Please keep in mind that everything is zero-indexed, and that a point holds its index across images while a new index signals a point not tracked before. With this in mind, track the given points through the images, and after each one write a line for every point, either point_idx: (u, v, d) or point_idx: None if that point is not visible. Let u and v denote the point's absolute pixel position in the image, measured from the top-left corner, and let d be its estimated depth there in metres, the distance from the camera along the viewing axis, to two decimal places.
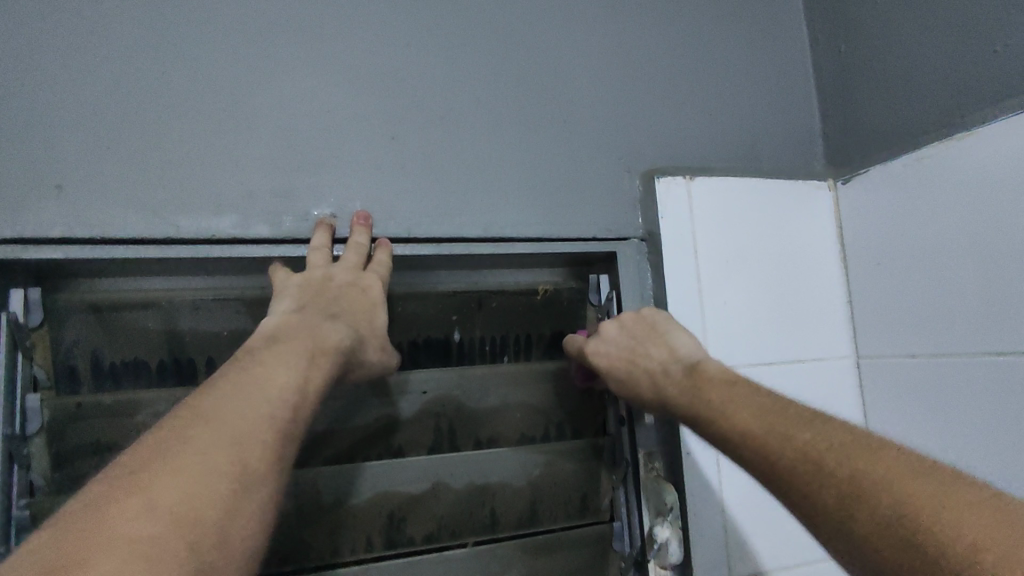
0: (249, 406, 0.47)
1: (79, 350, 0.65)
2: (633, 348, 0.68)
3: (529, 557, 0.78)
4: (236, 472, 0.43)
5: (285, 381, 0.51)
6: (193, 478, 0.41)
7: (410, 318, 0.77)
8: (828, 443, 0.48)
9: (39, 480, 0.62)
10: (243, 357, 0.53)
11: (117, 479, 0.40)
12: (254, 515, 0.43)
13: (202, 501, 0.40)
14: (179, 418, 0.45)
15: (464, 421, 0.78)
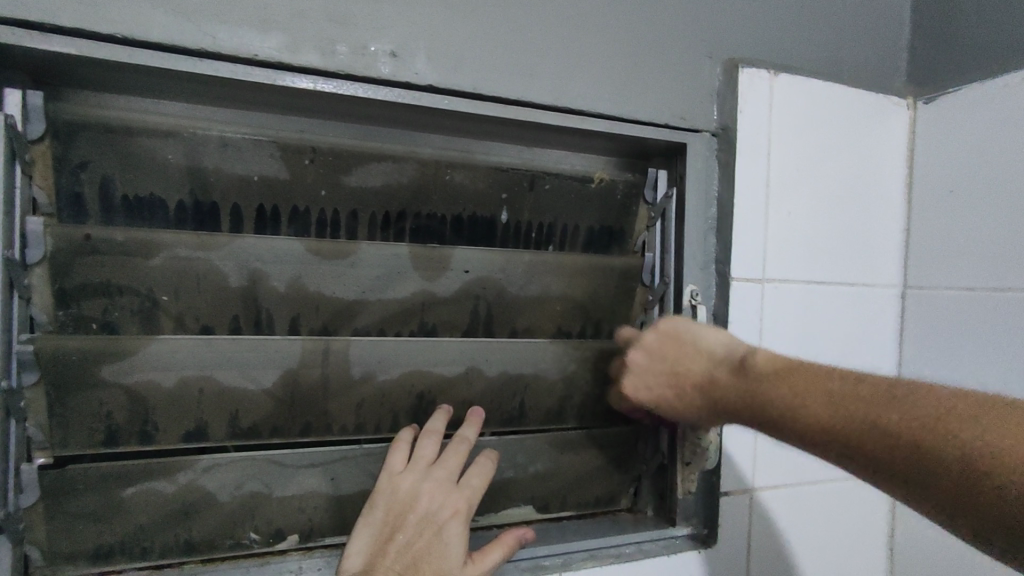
0: (404, 482, 0.59)
1: (87, 175, 0.56)
2: (670, 352, 0.63)
3: (553, 451, 0.76)
4: (411, 501, 0.57)
5: (426, 455, 0.61)
6: (392, 504, 0.58)
7: (458, 190, 0.70)
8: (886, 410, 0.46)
9: (41, 317, 0.55)
10: (381, 495, 0.58)
11: (363, 522, 0.58)
12: (427, 495, 0.58)
13: (401, 508, 0.57)
14: (378, 491, 0.59)
15: (503, 307, 0.73)
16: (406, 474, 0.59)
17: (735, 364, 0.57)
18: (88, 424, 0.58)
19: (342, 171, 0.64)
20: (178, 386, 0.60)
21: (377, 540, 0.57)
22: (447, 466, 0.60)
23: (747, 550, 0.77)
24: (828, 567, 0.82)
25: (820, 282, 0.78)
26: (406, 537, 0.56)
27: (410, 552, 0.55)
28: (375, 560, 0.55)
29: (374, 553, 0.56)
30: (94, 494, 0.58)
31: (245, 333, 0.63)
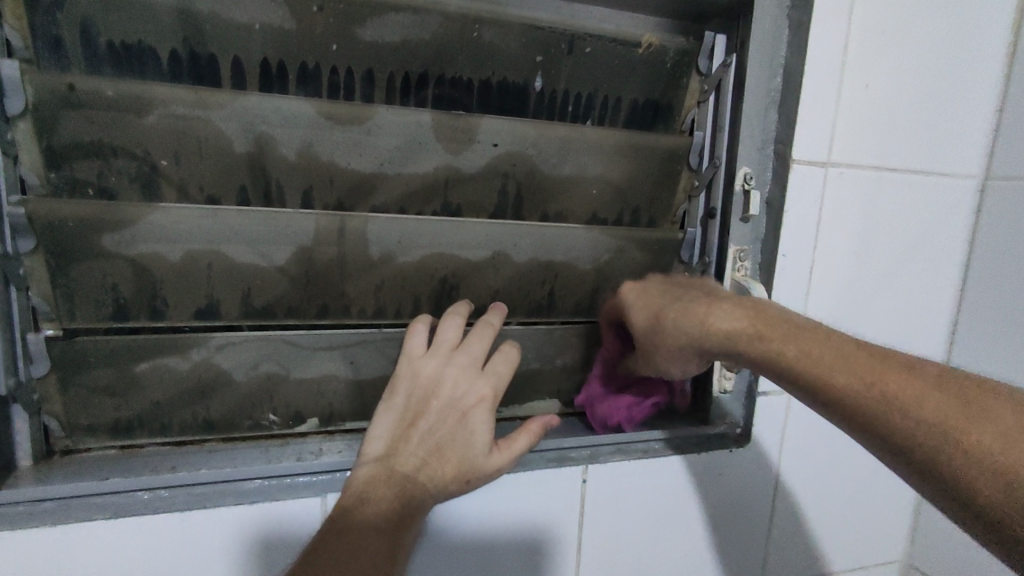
0: (422, 367, 0.55)
1: (64, 15, 0.49)
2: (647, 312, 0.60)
3: (582, 345, 0.72)
4: (433, 388, 0.54)
5: (448, 341, 0.57)
6: (411, 389, 0.54)
7: (487, 51, 0.61)
8: (887, 362, 0.47)
9: (32, 179, 0.51)
10: (399, 381, 0.55)
11: (382, 410, 0.54)
12: (451, 383, 0.54)
13: (422, 393, 0.54)
14: (398, 378, 0.55)
15: (533, 189, 0.66)
16: (425, 361, 0.55)
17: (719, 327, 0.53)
18: (94, 297, 0.55)
19: (355, 22, 0.56)
20: (184, 260, 0.56)
21: (398, 427, 0.53)
22: (469, 354, 0.56)
23: (777, 478, 0.72)
24: (852, 511, 0.77)
25: (891, 169, 0.69)
26: (429, 423, 0.53)
27: (433, 439, 0.52)
28: (395, 446, 0.52)
29: (395, 438, 0.52)
30: (107, 369, 0.56)
31: (254, 205, 0.57)
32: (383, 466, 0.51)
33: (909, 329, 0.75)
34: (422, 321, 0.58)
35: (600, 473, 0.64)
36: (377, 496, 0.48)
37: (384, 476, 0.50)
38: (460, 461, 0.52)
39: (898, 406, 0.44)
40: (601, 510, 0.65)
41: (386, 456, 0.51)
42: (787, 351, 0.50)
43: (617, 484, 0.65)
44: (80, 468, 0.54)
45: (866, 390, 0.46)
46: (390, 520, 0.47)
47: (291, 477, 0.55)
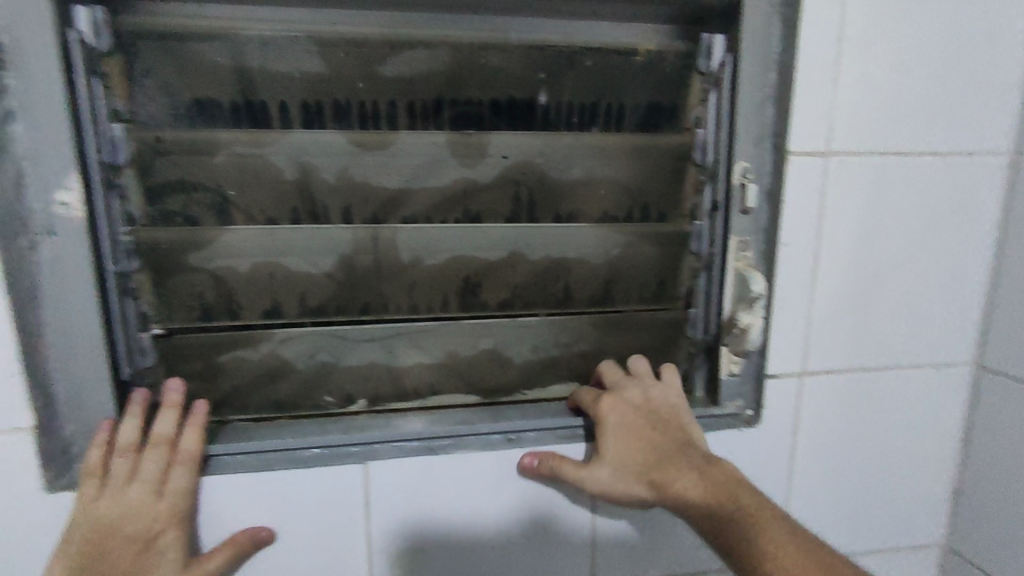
0: (130, 470, 0.59)
1: (152, 83, 0.62)
2: (661, 409, 0.68)
3: (599, 333, 0.78)
4: (154, 485, 0.59)
5: (126, 443, 0.60)
6: (114, 495, 0.58)
7: (494, 74, 0.68)
8: (743, 497, 0.62)
9: (138, 214, 0.65)
10: (100, 492, 0.58)
11: (88, 528, 0.57)
12: (160, 474, 0.60)
13: (121, 501, 0.58)
14: (99, 486, 0.59)
15: (545, 193, 0.73)
16: (135, 483, 0.59)
17: (680, 442, 0.66)
18: (186, 302, 0.68)
19: (377, 62, 0.66)
20: (251, 270, 0.69)
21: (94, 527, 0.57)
22: (181, 480, 0.60)
23: (790, 456, 0.76)
24: (868, 492, 0.80)
25: (899, 154, 0.70)
26: (134, 519, 0.58)
27: (124, 572, 0.57)
28: (118, 568, 0.56)
29: (77, 549, 0.57)
30: (198, 359, 0.70)
31: (304, 223, 0.69)
32: (61, 560, 0.57)
33: (929, 311, 0.75)
34: (133, 418, 0.61)
35: None
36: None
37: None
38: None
39: (755, 502, 0.61)
40: None
41: (111, 566, 0.56)
42: (754, 546, 0.58)
43: None
44: None
45: (722, 509, 0.61)
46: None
47: (341, 446, 0.68)
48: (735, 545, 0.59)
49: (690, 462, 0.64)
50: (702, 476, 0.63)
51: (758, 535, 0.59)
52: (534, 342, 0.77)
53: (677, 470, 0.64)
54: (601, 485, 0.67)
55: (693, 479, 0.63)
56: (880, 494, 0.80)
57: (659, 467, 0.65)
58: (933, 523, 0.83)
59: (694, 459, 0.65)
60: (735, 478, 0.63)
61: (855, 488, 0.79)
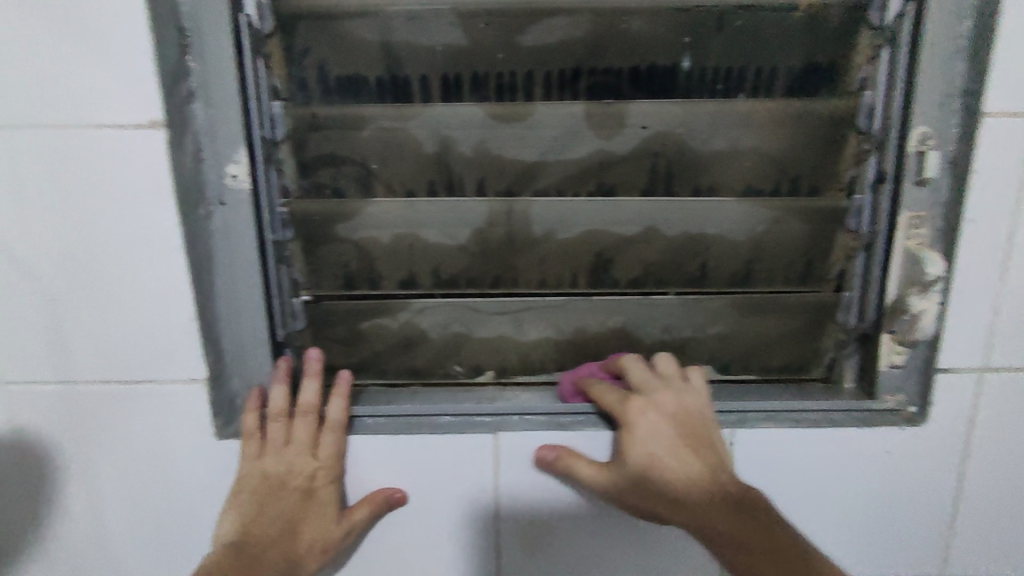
0: (297, 436, 0.65)
1: (308, 61, 0.65)
2: (694, 425, 0.65)
3: (737, 315, 0.74)
4: (314, 451, 0.65)
5: (300, 411, 0.65)
6: (282, 456, 0.65)
7: (637, 39, 0.65)
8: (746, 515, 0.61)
9: (291, 185, 0.69)
10: (267, 451, 0.65)
11: (259, 483, 0.64)
12: (328, 443, 0.66)
13: (290, 462, 0.64)
14: (265, 447, 0.65)
15: (685, 165, 0.69)
16: (291, 446, 0.65)
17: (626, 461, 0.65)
18: (332, 270, 0.72)
19: (517, 32, 0.65)
20: (392, 241, 0.71)
21: (263, 483, 0.64)
22: (329, 444, 0.66)
23: (959, 460, 0.69)
24: None
25: None
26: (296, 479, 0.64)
27: (282, 522, 0.64)
28: (276, 516, 0.64)
29: (247, 500, 0.64)
30: (342, 324, 0.74)
31: (441, 195, 0.70)
32: (234, 506, 0.64)
33: None
34: (282, 387, 0.65)
35: (745, 439, 0.68)
36: (241, 548, 0.62)
37: (243, 533, 0.63)
38: (307, 541, 0.64)
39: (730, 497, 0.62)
40: (744, 472, 0.69)
41: (269, 516, 0.64)
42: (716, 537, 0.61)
43: (761, 450, 0.68)
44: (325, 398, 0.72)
45: (711, 523, 0.61)
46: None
47: (475, 415, 0.70)
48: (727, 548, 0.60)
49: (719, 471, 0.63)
50: (701, 470, 0.63)
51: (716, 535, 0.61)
52: (666, 322, 0.74)
53: (709, 478, 0.63)
54: (688, 503, 0.62)
55: (658, 479, 0.63)
56: None
57: (691, 482, 0.62)
58: None
59: (736, 486, 0.62)
60: (685, 459, 0.63)
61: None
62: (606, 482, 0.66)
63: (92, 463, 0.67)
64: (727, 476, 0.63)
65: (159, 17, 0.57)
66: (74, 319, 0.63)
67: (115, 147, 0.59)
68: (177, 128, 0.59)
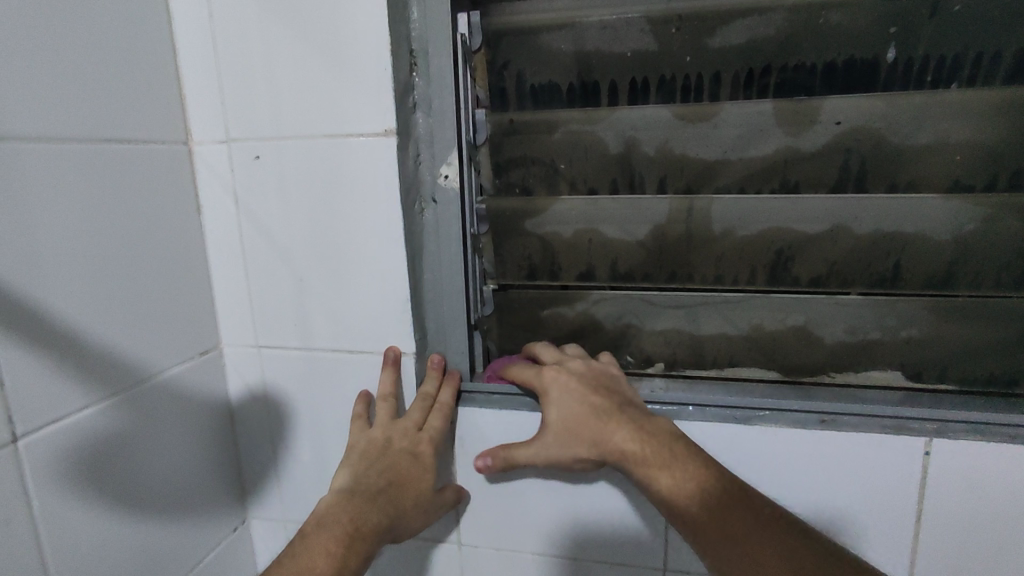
0: (426, 418, 0.71)
1: (508, 73, 0.73)
2: (602, 379, 0.67)
3: (935, 318, 0.69)
4: (432, 436, 0.70)
5: (443, 398, 0.72)
6: (399, 432, 0.69)
7: (834, 32, 0.64)
8: (780, 525, 0.55)
9: (486, 185, 0.77)
10: (388, 426, 0.70)
11: (372, 451, 0.68)
12: (437, 432, 0.70)
13: (408, 440, 0.69)
14: (388, 424, 0.70)
15: (882, 160, 0.67)
16: (400, 419, 0.71)
17: (554, 425, 0.66)
18: (517, 262, 0.79)
19: (706, 33, 0.67)
20: (573, 236, 0.77)
21: (369, 453, 0.68)
22: (434, 421, 0.71)
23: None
24: None
25: None
26: (400, 458, 0.68)
27: (390, 479, 0.67)
28: (384, 473, 0.67)
29: (359, 460, 0.68)
30: (525, 311, 0.81)
31: (622, 192, 0.74)
32: (346, 466, 0.68)
33: None
34: (433, 376, 0.73)
35: (946, 448, 0.63)
36: (353, 496, 0.65)
37: (354, 484, 0.66)
38: (413, 498, 0.67)
39: (707, 498, 0.57)
40: (947, 487, 0.64)
41: (378, 471, 0.67)
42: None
43: (967, 464, 0.63)
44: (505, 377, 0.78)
45: (774, 540, 0.53)
46: (351, 546, 0.61)
47: (644, 403, 0.72)
48: (728, 548, 0.54)
49: (695, 468, 0.59)
50: (682, 465, 0.59)
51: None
52: (850, 322, 0.72)
53: (609, 442, 0.63)
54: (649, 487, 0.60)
55: (659, 470, 0.59)
56: None
57: (598, 437, 0.64)
58: None
59: (678, 443, 0.61)
60: (662, 441, 0.61)
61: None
62: (545, 450, 0.67)
63: (319, 419, 0.80)
64: (655, 429, 0.62)
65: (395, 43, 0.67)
66: (314, 297, 0.76)
67: (350, 155, 0.69)
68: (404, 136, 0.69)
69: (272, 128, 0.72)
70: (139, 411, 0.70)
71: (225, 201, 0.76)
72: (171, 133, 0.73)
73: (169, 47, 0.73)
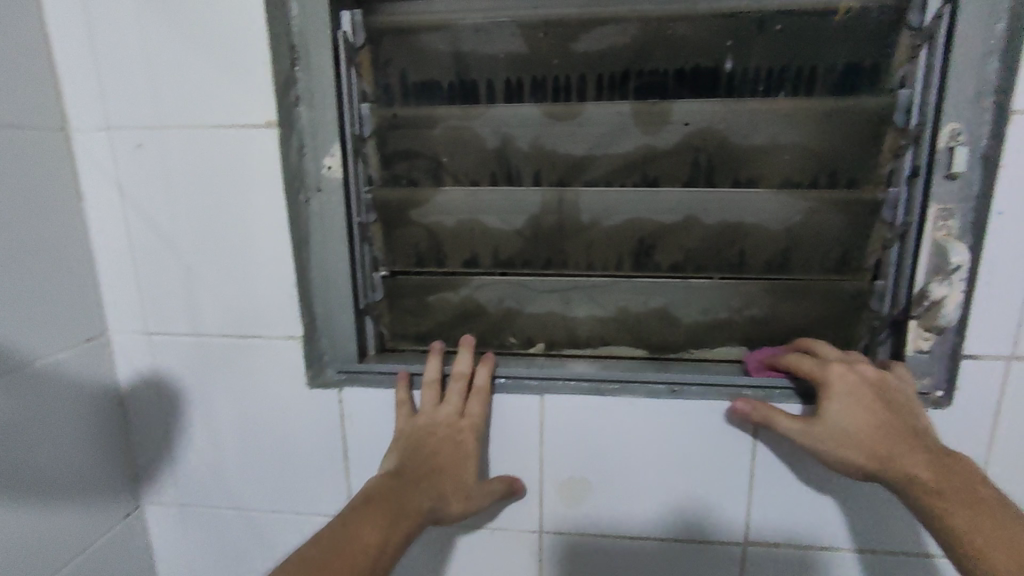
0: (465, 406, 0.76)
1: (391, 69, 0.76)
2: (868, 375, 0.67)
3: (773, 299, 0.79)
4: (475, 425, 0.75)
5: (478, 381, 0.77)
6: (446, 420, 0.74)
7: (680, 43, 0.71)
8: (964, 466, 0.61)
9: (374, 176, 0.80)
10: (429, 419, 0.74)
11: (413, 438, 0.73)
12: (478, 413, 0.75)
13: (449, 424, 0.74)
14: (438, 416, 0.74)
15: (726, 158, 0.75)
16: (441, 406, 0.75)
17: (841, 416, 0.65)
18: (406, 250, 0.83)
19: (570, 40, 0.73)
20: (456, 225, 0.82)
21: (411, 445, 0.72)
22: (476, 407, 0.75)
23: (986, 448, 0.72)
24: None
25: None
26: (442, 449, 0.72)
27: (434, 462, 0.71)
28: (427, 458, 0.71)
29: (402, 447, 0.72)
30: (413, 296, 0.85)
31: (501, 185, 0.80)
32: (394, 454, 0.72)
33: None
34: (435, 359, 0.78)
35: None
36: (400, 475, 0.69)
37: (398, 468, 0.70)
38: (453, 485, 0.71)
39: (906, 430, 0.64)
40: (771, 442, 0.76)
41: (421, 456, 0.71)
42: (927, 476, 0.61)
43: None
44: (394, 360, 0.82)
45: (916, 458, 0.62)
46: (397, 523, 0.64)
47: (520, 378, 0.79)
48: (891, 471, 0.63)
49: (879, 413, 0.65)
50: (889, 422, 0.64)
51: (913, 470, 0.61)
52: (704, 304, 0.80)
53: (836, 412, 0.66)
54: (811, 431, 0.67)
55: (892, 432, 0.64)
56: None
57: (880, 449, 0.63)
58: None
59: (884, 390, 0.66)
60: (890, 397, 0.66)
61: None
62: (749, 411, 0.71)
63: (212, 403, 0.82)
64: (900, 424, 0.64)
65: (276, 40, 0.70)
66: (205, 283, 0.78)
67: (239, 147, 0.73)
68: (286, 128, 0.72)
69: (158, 117, 0.73)
70: (20, 398, 0.70)
71: (108, 189, 0.77)
72: (47, 120, 0.73)
73: (39, 32, 0.72)
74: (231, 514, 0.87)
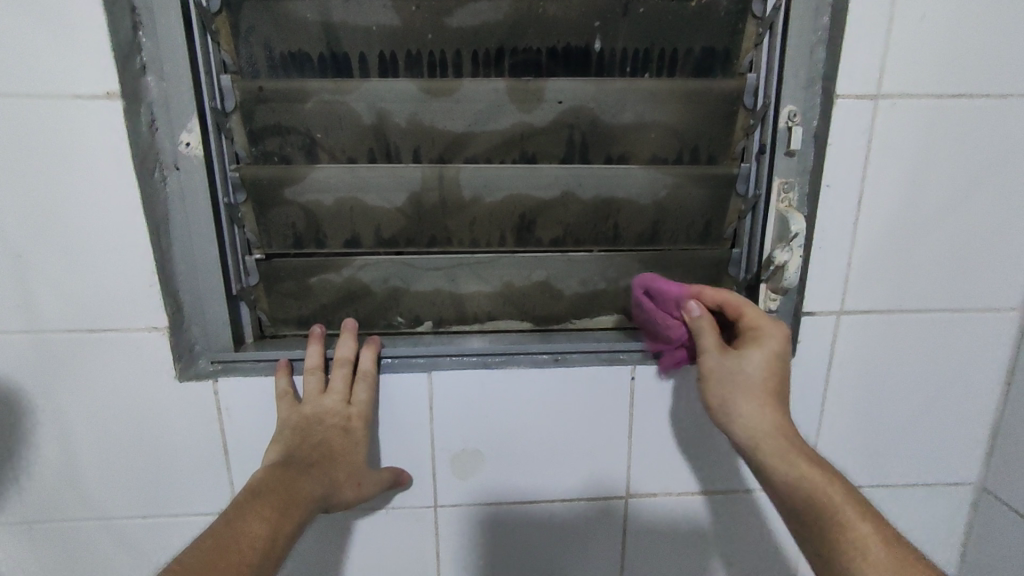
0: (350, 391, 0.74)
1: (252, 38, 0.71)
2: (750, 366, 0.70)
3: (645, 270, 0.84)
4: (363, 410, 0.74)
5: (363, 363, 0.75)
6: (332, 408, 0.73)
7: (551, 23, 0.73)
8: (805, 504, 0.64)
9: (242, 153, 0.76)
10: (309, 409, 0.72)
11: (297, 428, 0.71)
12: (365, 398, 0.74)
13: (334, 411, 0.72)
14: (322, 404, 0.73)
15: (598, 135, 0.78)
16: (326, 394, 0.73)
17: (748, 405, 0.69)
18: (282, 231, 0.79)
19: (443, 14, 0.72)
20: (335, 204, 0.78)
21: (296, 433, 0.71)
22: (363, 391, 0.74)
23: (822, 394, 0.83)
24: (897, 430, 0.85)
25: (944, 97, 0.73)
26: (331, 437, 0.71)
27: (322, 451, 0.70)
28: (316, 447, 0.70)
29: (287, 436, 0.71)
30: (292, 280, 0.81)
31: (380, 162, 0.78)
32: (278, 445, 0.70)
33: (969, 257, 0.79)
34: (315, 344, 0.75)
35: (645, 371, 0.81)
36: (288, 465, 0.67)
37: (285, 458, 0.68)
38: (345, 470, 0.70)
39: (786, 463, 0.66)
40: (647, 401, 0.83)
41: (310, 445, 0.70)
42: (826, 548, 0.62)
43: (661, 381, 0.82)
44: (278, 345, 0.80)
45: (805, 507, 0.64)
46: (288, 514, 0.63)
47: (409, 355, 0.79)
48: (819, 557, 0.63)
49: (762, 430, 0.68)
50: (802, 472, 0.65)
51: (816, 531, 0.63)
52: (583, 276, 0.84)
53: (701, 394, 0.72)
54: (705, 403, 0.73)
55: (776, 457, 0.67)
56: (910, 434, 0.86)
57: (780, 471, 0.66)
58: (963, 463, 0.87)
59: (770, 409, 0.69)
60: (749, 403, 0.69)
61: (881, 427, 0.85)
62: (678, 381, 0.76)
63: (63, 406, 0.75)
64: (791, 446, 0.67)
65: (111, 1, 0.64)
66: (41, 275, 0.70)
67: (75, 120, 0.66)
68: (132, 100, 0.67)
69: None
70: None
71: None
72: None
73: None
74: (91, 526, 0.80)
